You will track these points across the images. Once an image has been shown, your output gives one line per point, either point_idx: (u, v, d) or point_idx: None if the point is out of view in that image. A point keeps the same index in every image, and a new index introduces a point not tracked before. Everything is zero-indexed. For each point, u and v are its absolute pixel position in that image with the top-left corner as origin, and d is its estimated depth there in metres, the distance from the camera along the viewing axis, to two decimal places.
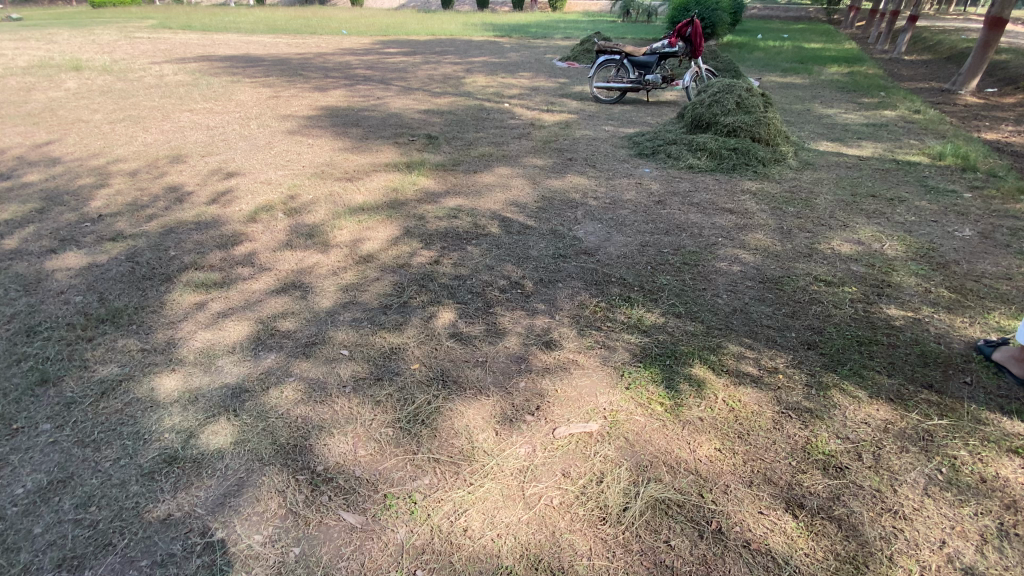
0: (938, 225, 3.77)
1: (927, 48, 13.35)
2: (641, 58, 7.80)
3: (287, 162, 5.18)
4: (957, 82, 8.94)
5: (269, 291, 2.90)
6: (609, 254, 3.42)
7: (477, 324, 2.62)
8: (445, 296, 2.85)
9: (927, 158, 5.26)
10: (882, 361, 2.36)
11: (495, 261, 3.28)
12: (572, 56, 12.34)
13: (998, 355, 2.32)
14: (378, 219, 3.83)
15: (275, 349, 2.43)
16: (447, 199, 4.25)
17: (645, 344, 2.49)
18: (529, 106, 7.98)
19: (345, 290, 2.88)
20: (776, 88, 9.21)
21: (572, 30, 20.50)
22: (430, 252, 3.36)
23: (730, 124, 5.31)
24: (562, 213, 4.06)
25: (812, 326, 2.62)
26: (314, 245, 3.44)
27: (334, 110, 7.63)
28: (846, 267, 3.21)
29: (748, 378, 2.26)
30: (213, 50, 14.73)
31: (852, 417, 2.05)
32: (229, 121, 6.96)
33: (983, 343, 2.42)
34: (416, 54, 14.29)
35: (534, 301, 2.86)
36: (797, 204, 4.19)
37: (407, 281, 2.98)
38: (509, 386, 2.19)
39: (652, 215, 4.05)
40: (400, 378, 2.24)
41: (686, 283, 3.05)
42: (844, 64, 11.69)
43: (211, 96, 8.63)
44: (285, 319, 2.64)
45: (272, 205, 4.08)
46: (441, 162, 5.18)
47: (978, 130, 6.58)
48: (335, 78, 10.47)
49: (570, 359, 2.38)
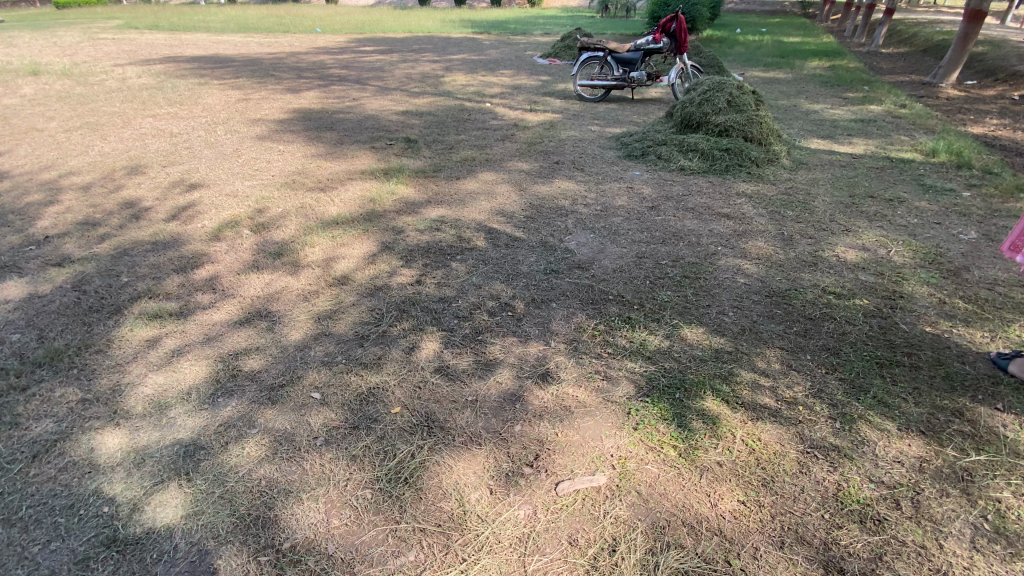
0: (942, 227, 3.63)
1: (903, 41, 13.40)
2: (625, 55, 7.59)
3: (255, 171, 4.85)
4: (938, 75, 8.90)
5: (231, 323, 2.61)
6: (605, 268, 3.20)
7: (464, 355, 2.37)
8: (429, 322, 2.60)
9: (920, 154, 5.15)
10: (906, 387, 2.16)
11: (482, 280, 3.03)
12: (553, 53, 12.11)
13: (1015, 368, 2.20)
14: (353, 234, 3.54)
15: (236, 394, 2.15)
16: (428, 209, 3.98)
17: (650, 374, 2.27)
18: (512, 105, 7.72)
19: (318, 319, 2.61)
20: (760, 83, 9.09)
21: (551, 26, 20.24)
22: (411, 270, 3.10)
23: (721, 123, 5.13)
24: (551, 223, 3.82)
25: (828, 347, 2.42)
26: (283, 266, 3.15)
27: (307, 112, 7.28)
28: (855, 277, 3.03)
29: (766, 412, 2.05)
30: (180, 51, 14.18)
31: (882, 455, 1.85)
32: (195, 127, 6.57)
33: (995, 355, 2.30)
34: (393, 52, 13.89)
35: (526, 325, 2.62)
36: (796, 207, 4.02)
37: (386, 306, 2.71)
38: (502, 433, 1.95)
39: (646, 223, 3.84)
40: (378, 426, 1.98)
41: (688, 299, 2.84)
42: (824, 58, 11.67)
43: (176, 100, 8.19)
44: (248, 357, 2.35)
45: (238, 221, 3.76)
46: (421, 168, 4.89)
47: (964, 124, 6.52)
48: (308, 79, 10.05)
49: (569, 395, 2.15)
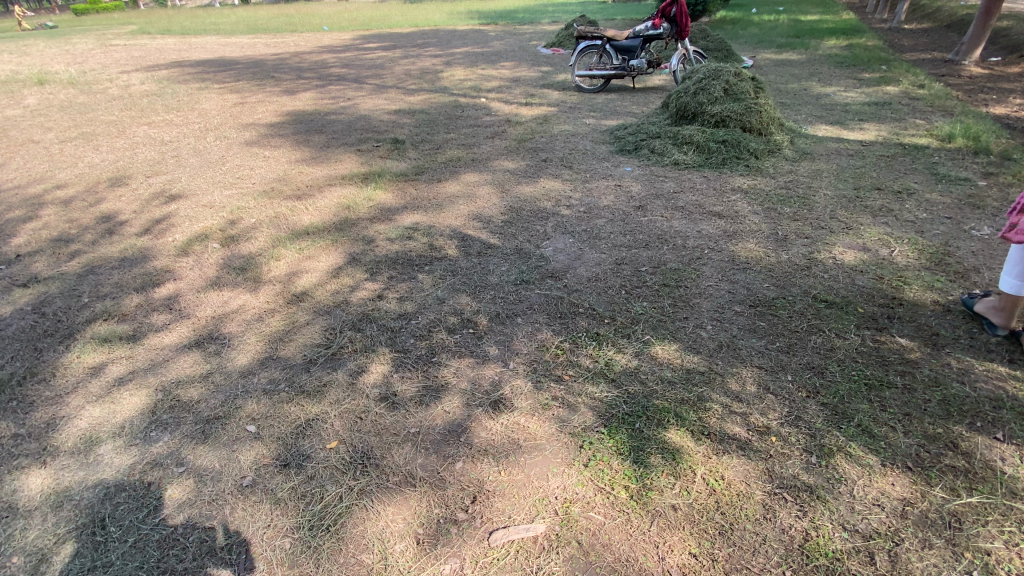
0: (953, 222, 3.33)
1: (927, 16, 12.69)
2: (624, 42, 7.28)
3: (236, 179, 4.77)
4: (961, 51, 8.34)
5: (181, 347, 2.53)
6: (579, 276, 3.01)
7: (414, 379, 2.21)
8: (382, 342, 2.45)
9: (935, 140, 4.78)
10: (896, 413, 1.93)
11: (447, 292, 2.86)
12: (557, 43, 11.79)
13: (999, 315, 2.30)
14: (321, 245, 3.42)
15: (170, 428, 2.06)
16: (403, 216, 3.83)
17: (612, 400, 2.08)
18: (507, 100, 7.50)
19: (268, 342, 2.50)
20: (770, 66, 8.67)
21: (558, 14, 19.78)
22: (374, 284, 2.96)
23: (718, 113, 4.85)
24: (530, 227, 3.64)
25: (812, 365, 2.20)
26: (244, 283, 3.05)
27: (299, 115, 7.19)
28: (851, 281, 2.78)
29: (734, 445, 1.86)
30: (187, 54, 14.25)
31: (861, 496, 1.65)
32: (187, 134, 6.55)
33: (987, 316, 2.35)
34: (396, 48, 13.75)
35: (486, 344, 2.44)
36: (793, 202, 3.75)
37: (340, 326, 2.58)
38: (441, 471, 1.80)
39: (631, 225, 3.62)
40: (309, 464, 1.85)
41: (664, 311, 2.64)
42: (842, 37, 11.10)
43: (173, 106, 8.19)
44: (189, 387, 2.27)
45: (208, 234, 3.69)
46: (403, 170, 4.74)
47: (988, 104, 6.08)
48: (308, 79, 9.98)
49: (519, 424, 1.98)
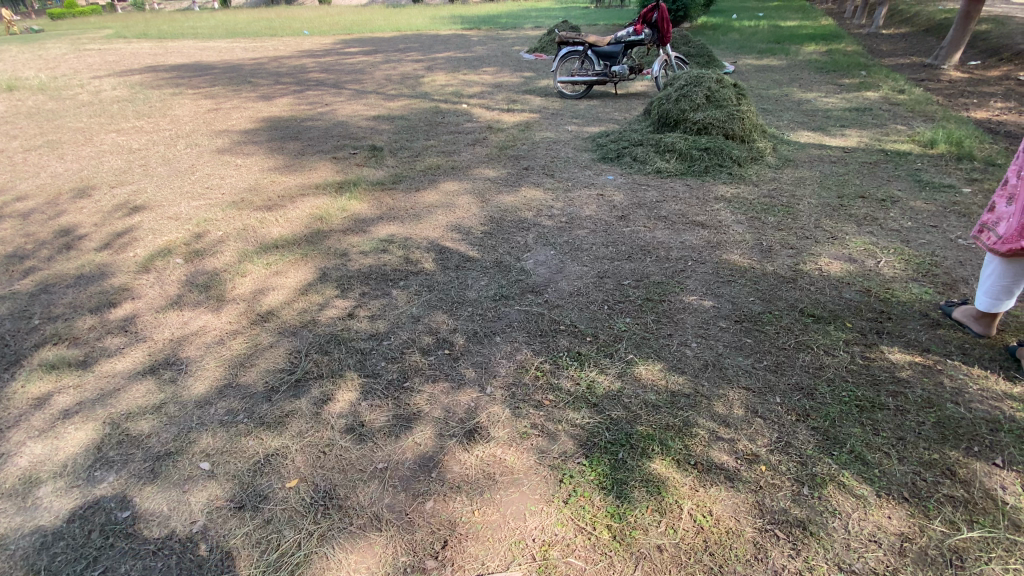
0: (939, 231, 3.29)
1: (904, 22, 12.91)
2: (606, 48, 7.22)
3: (206, 189, 4.58)
4: (940, 56, 8.47)
5: (133, 374, 2.36)
6: (561, 291, 2.90)
7: (383, 408, 2.07)
8: (351, 366, 2.30)
9: (917, 146, 4.78)
10: (889, 437, 1.85)
11: (422, 310, 2.72)
12: (540, 48, 11.75)
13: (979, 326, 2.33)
14: (290, 259, 3.26)
15: (116, 467, 1.90)
16: (379, 227, 3.68)
17: (593, 427, 1.96)
18: (489, 106, 7.39)
19: (228, 368, 2.35)
20: (751, 72, 8.69)
21: (542, 19, 19.79)
22: (345, 301, 2.81)
23: (700, 120, 4.80)
24: (510, 238, 3.53)
25: (802, 387, 2.11)
26: (206, 302, 2.88)
27: (275, 121, 6.99)
28: (838, 295, 2.71)
29: (722, 475, 1.75)
30: (163, 59, 13.92)
31: (856, 531, 1.55)
32: (157, 141, 6.32)
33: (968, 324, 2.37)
34: (377, 52, 13.59)
35: (462, 366, 2.31)
36: (777, 211, 3.69)
37: (306, 348, 2.43)
38: (409, 512, 1.66)
39: (613, 235, 3.52)
40: (267, 506, 1.71)
41: (647, 328, 2.54)
42: (821, 43, 11.21)
43: (144, 113, 7.94)
44: (140, 419, 2.11)
45: (172, 249, 3.51)
46: (380, 179, 4.59)
47: (967, 109, 6.13)
48: (286, 85, 9.77)
49: (496, 457, 1.85)
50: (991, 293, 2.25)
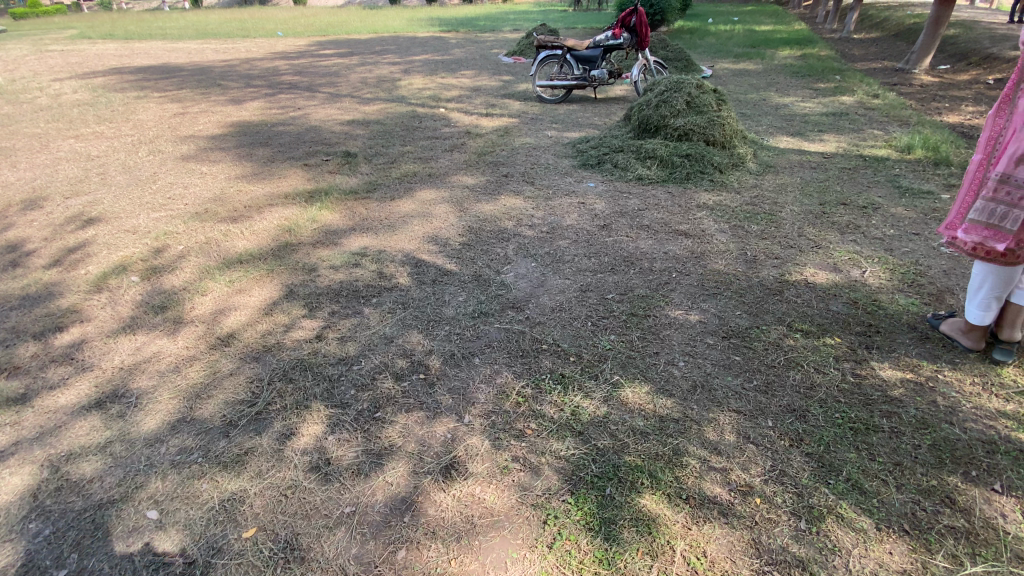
0: (921, 238, 3.27)
1: (874, 27, 13.20)
2: (584, 52, 7.14)
3: (167, 200, 4.34)
4: (911, 61, 8.63)
5: (78, 410, 2.17)
6: (543, 306, 2.78)
7: (352, 443, 1.93)
8: (318, 396, 2.15)
9: (894, 152, 4.81)
10: (885, 463, 1.77)
11: (396, 329, 2.57)
12: (518, 52, 11.67)
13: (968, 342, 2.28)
14: (255, 275, 3.07)
15: (52, 518, 1.71)
16: (351, 239, 3.51)
17: (579, 458, 1.84)
18: (467, 110, 7.25)
19: (183, 401, 2.18)
20: (729, 76, 8.74)
21: (520, 21, 19.74)
22: (313, 322, 2.64)
23: (680, 127, 4.74)
24: (489, 250, 3.40)
25: (794, 409, 2.02)
26: (162, 325, 2.69)
27: (245, 126, 6.74)
28: (826, 307, 2.65)
29: (715, 510, 1.65)
30: (129, 61, 13.43)
31: (857, 570, 1.46)
32: (117, 147, 6.02)
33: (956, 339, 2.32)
34: (353, 55, 13.35)
35: (438, 392, 2.16)
36: (760, 219, 3.64)
37: (269, 376, 2.27)
38: (379, 564, 1.52)
39: (595, 246, 3.42)
40: (221, 561, 1.55)
41: (633, 346, 2.43)
42: (796, 47, 11.38)
43: (106, 117, 7.59)
44: (82, 461, 1.92)
45: (127, 265, 3.30)
46: (354, 187, 4.41)
47: (940, 113, 6.23)
48: (257, 88, 9.47)
49: (474, 496, 1.71)
50: (982, 304, 2.19)
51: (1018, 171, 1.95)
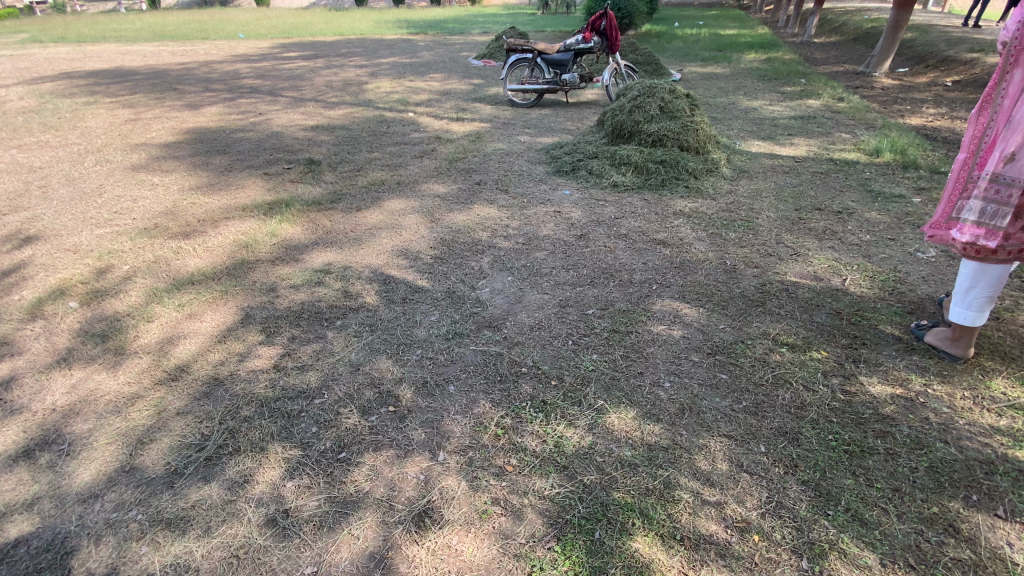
0: (897, 244, 3.27)
1: (834, 31, 13.60)
2: (555, 56, 7.05)
3: (113, 214, 4.03)
4: (871, 64, 8.88)
5: (2, 461, 1.93)
6: (520, 324, 2.63)
7: (314, 491, 1.75)
8: (278, 437, 1.96)
9: (863, 155, 4.86)
10: (884, 489, 1.70)
11: (362, 355, 2.38)
12: (488, 55, 11.53)
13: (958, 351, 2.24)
14: (208, 298, 2.84)
15: None
16: (313, 255, 3.30)
17: (565, 498, 1.70)
18: (437, 114, 7.06)
19: (122, 448, 1.96)
20: (698, 80, 8.80)
21: (489, 24, 19.61)
22: (273, 349, 2.43)
23: (655, 132, 4.67)
24: (463, 263, 3.24)
25: (786, 431, 1.93)
26: (101, 358, 2.44)
27: (201, 133, 6.39)
28: (809, 318, 2.59)
29: (713, 552, 1.53)
30: (78, 64, 12.73)
31: None
32: (61, 157, 5.61)
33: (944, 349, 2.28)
34: (318, 57, 12.99)
35: (410, 426, 1.99)
36: (738, 227, 3.58)
37: (223, 416, 2.06)
38: None
39: (573, 257, 3.30)
40: None
41: (617, 366, 2.31)
42: (760, 51, 11.60)
43: (50, 124, 7.11)
44: (4, 524, 1.70)
45: (65, 289, 3.00)
46: (318, 198, 4.18)
47: (903, 116, 6.38)
48: (216, 92, 9.06)
49: (451, 547, 1.55)
50: (974, 302, 2.15)
51: (1008, 170, 1.95)
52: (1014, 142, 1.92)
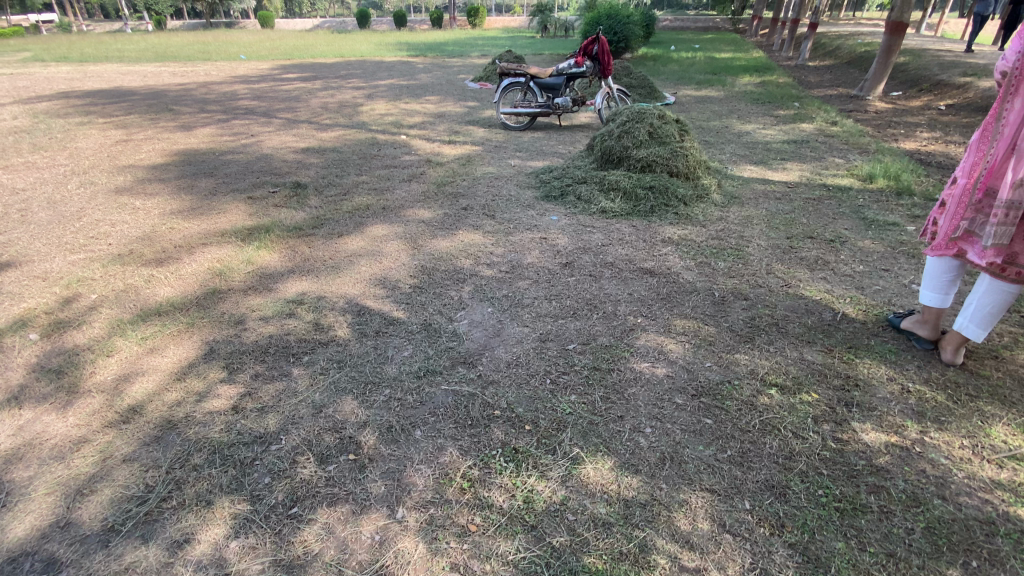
0: (891, 275, 3.17)
1: (828, 55, 13.74)
2: (548, 80, 7.05)
3: (89, 239, 3.93)
4: (865, 88, 8.91)
5: None
6: (497, 361, 2.50)
7: (259, 552, 1.61)
8: (228, 489, 1.82)
9: (857, 181, 4.80)
10: (877, 554, 1.56)
11: (327, 396, 2.25)
12: (484, 77, 11.62)
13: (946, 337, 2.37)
14: (173, 331, 2.72)
15: None
16: (288, 284, 3.19)
17: (530, 564, 1.56)
18: (430, 137, 7.03)
19: (60, 500, 1.82)
20: (692, 103, 8.82)
21: (488, 47, 19.86)
22: (234, 388, 2.31)
23: (644, 157, 4.60)
24: (442, 293, 3.12)
25: (772, 485, 1.79)
26: (53, 396, 2.32)
27: (190, 155, 6.35)
28: (799, 356, 2.46)
29: None
30: (78, 84, 12.83)
31: None
32: (46, 179, 5.55)
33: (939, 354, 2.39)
34: (317, 79, 13.09)
35: (370, 478, 1.86)
36: (727, 256, 3.48)
37: (172, 464, 1.93)
38: None
39: (557, 287, 3.19)
40: None
41: (595, 409, 2.18)
42: (755, 74, 11.68)
43: (41, 145, 7.08)
44: None
45: (27, 320, 2.89)
46: (300, 223, 4.09)
47: (896, 140, 6.34)
48: (211, 113, 9.07)
49: None
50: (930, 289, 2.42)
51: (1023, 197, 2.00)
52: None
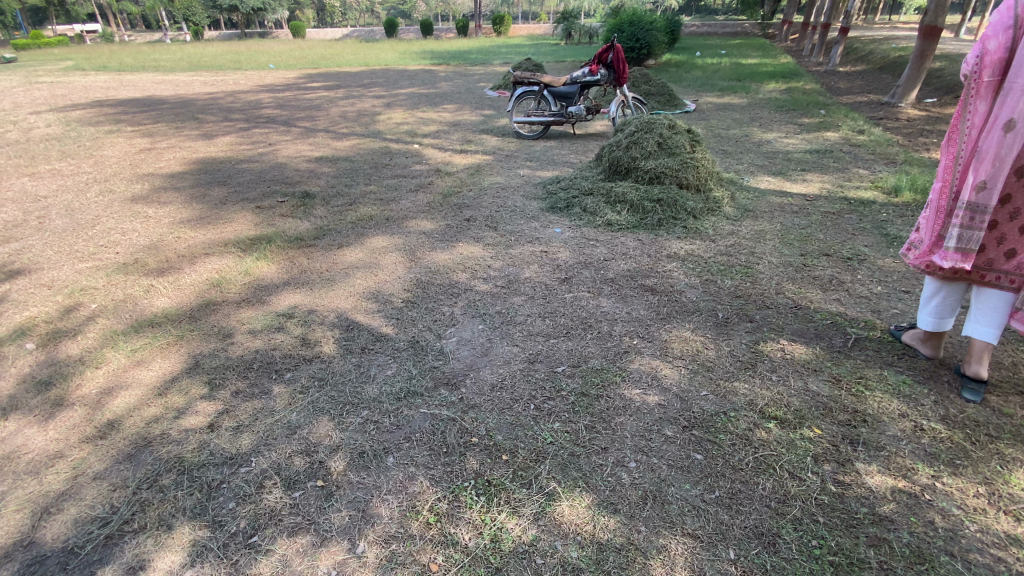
0: (911, 298, 2.96)
1: (861, 60, 13.27)
2: (561, 89, 6.97)
3: (99, 248, 4.02)
4: (896, 94, 8.55)
5: None
6: (481, 382, 2.41)
7: None
8: (190, 513, 1.78)
9: (881, 194, 4.55)
10: None
11: (303, 417, 2.19)
12: (503, 85, 11.60)
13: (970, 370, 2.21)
14: (162, 343, 2.72)
15: None
16: (281, 296, 3.18)
17: None
18: (442, 146, 7.03)
19: (27, 517, 1.80)
20: (713, 111, 8.60)
21: (511, 55, 19.89)
22: (213, 405, 2.28)
23: (652, 169, 4.47)
24: (435, 309, 3.06)
25: (761, 533, 1.65)
26: (39, 408, 2.33)
27: (208, 163, 6.48)
28: (803, 387, 2.30)
29: None
30: (113, 92, 13.35)
31: None
32: (69, 187, 5.73)
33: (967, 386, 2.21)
34: (339, 87, 13.32)
35: (335, 507, 1.79)
36: (734, 273, 3.32)
37: (140, 484, 1.90)
38: None
39: (552, 304, 3.09)
40: None
41: (578, 439, 2.07)
42: (782, 80, 11.35)
43: (70, 153, 7.34)
44: None
45: (27, 329, 2.94)
46: (302, 233, 4.10)
47: (928, 150, 6.03)
48: (234, 122, 9.27)
49: None
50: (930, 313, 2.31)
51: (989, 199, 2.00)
52: (982, 172, 1.98)
